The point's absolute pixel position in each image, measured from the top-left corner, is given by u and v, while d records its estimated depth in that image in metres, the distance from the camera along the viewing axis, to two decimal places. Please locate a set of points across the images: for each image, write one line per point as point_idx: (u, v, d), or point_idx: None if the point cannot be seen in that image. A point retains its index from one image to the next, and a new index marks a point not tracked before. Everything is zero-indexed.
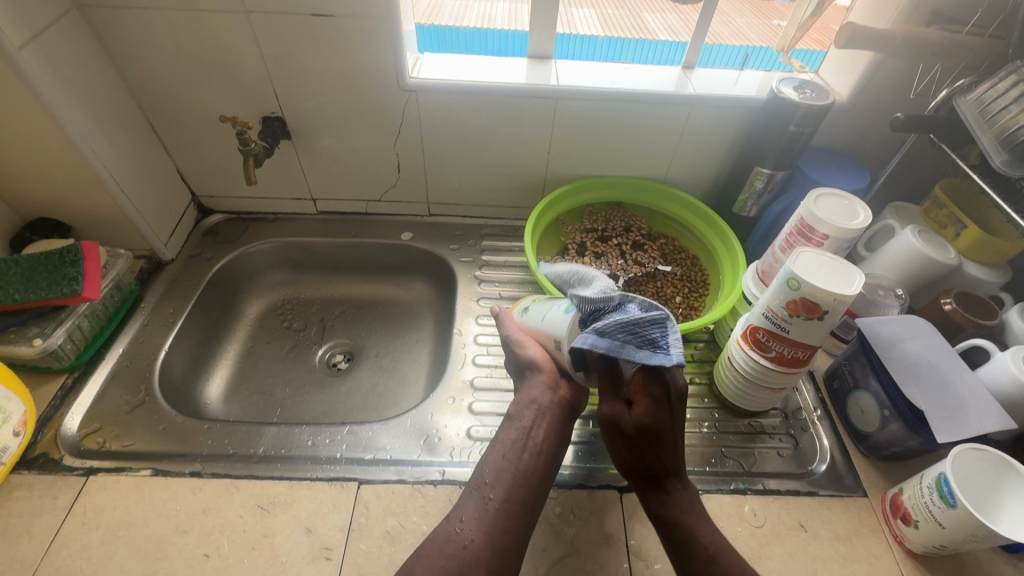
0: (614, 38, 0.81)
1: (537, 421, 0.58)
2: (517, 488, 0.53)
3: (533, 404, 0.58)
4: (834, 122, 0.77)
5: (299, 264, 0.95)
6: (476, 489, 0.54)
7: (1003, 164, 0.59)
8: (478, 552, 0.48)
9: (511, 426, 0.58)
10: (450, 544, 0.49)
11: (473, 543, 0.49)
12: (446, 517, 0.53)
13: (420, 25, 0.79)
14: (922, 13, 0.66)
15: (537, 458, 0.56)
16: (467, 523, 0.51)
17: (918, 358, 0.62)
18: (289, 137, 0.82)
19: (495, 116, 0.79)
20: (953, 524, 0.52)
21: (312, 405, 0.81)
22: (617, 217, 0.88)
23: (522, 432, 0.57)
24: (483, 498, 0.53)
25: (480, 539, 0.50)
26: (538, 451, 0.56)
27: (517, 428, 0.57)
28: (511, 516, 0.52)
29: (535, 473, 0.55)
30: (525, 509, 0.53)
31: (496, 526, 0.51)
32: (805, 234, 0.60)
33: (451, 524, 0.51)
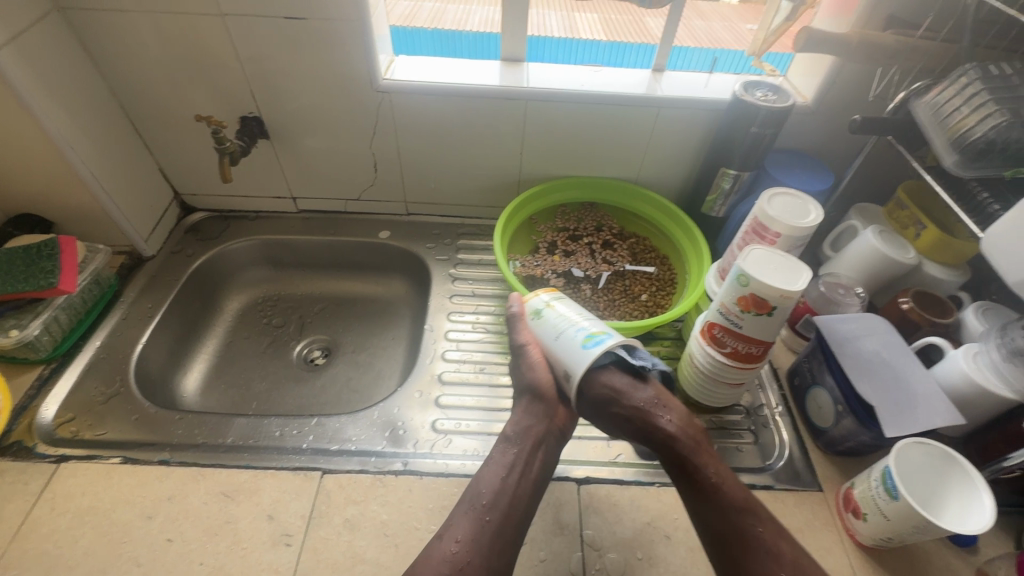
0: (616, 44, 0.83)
1: (534, 447, 0.59)
2: (514, 510, 0.55)
3: (530, 427, 0.60)
4: (799, 124, 0.78)
5: (279, 261, 0.97)
6: (472, 509, 0.55)
7: (954, 165, 0.60)
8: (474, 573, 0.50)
9: (507, 447, 0.59)
10: (445, 565, 0.50)
11: (469, 565, 0.50)
12: (439, 535, 0.53)
13: (423, 30, 0.81)
14: (879, 17, 0.67)
15: (533, 481, 0.58)
16: (464, 544, 0.52)
17: (872, 355, 0.63)
18: (267, 137, 0.84)
19: (468, 118, 0.81)
20: (896, 516, 0.54)
21: (287, 399, 0.82)
22: (589, 217, 0.91)
23: (519, 457, 0.58)
24: (480, 521, 0.53)
25: (476, 561, 0.51)
26: (533, 477, 0.58)
27: (514, 452, 0.59)
28: (506, 541, 0.53)
29: (530, 499, 0.56)
30: (518, 533, 0.54)
31: (490, 547, 0.52)
32: (758, 233, 0.62)
33: (445, 543, 0.52)
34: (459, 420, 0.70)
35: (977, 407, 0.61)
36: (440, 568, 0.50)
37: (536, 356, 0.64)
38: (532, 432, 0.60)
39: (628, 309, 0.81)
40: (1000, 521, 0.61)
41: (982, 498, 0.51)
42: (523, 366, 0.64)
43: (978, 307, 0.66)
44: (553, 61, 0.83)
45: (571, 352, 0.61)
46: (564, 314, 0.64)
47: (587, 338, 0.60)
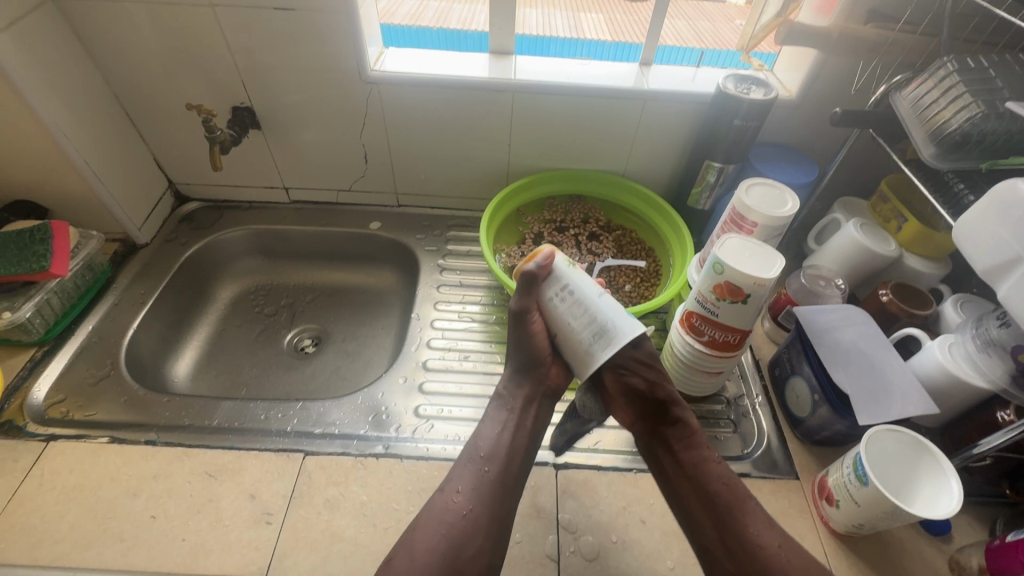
0: (624, 44, 0.84)
1: (525, 405, 0.61)
2: (512, 462, 0.57)
3: (521, 385, 0.62)
4: (784, 118, 0.79)
5: (271, 251, 0.98)
6: (472, 460, 0.57)
7: (932, 158, 0.59)
8: (476, 521, 0.52)
9: (500, 405, 0.61)
10: (448, 513, 0.52)
11: (472, 512, 0.53)
12: (441, 488, 0.55)
13: (429, 28, 0.83)
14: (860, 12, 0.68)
15: (528, 435, 0.60)
16: (466, 494, 0.54)
17: (850, 345, 0.63)
18: (258, 128, 0.86)
19: (457, 110, 0.82)
20: (866, 503, 0.54)
21: (276, 385, 0.83)
22: (576, 209, 0.92)
23: (512, 414, 0.60)
24: (479, 471, 0.56)
25: (478, 508, 0.53)
26: (525, 433, 0.60)
27: (507, 411, 0.61)
28: (506, 490, 0.55)
29: (526, 452, 0.58)
30: (517, 482, 0.56)
31: (492, 496, 0.54)
32: (737, 222, 0.63)
33: (447, 495, 0.54)
34: (442, 406, 0.71)
35: (951, 397, 0.61)
36: (444, 517, 0.52)
37: (536, 328, 0.62)
38: (524, 390, 0.62)
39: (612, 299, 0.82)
40: (973, 510, 0.61)
41: (952, 485, 0.51)
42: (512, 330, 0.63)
43: (956, 300, 0.67)
44: (559, 56, 0.84)
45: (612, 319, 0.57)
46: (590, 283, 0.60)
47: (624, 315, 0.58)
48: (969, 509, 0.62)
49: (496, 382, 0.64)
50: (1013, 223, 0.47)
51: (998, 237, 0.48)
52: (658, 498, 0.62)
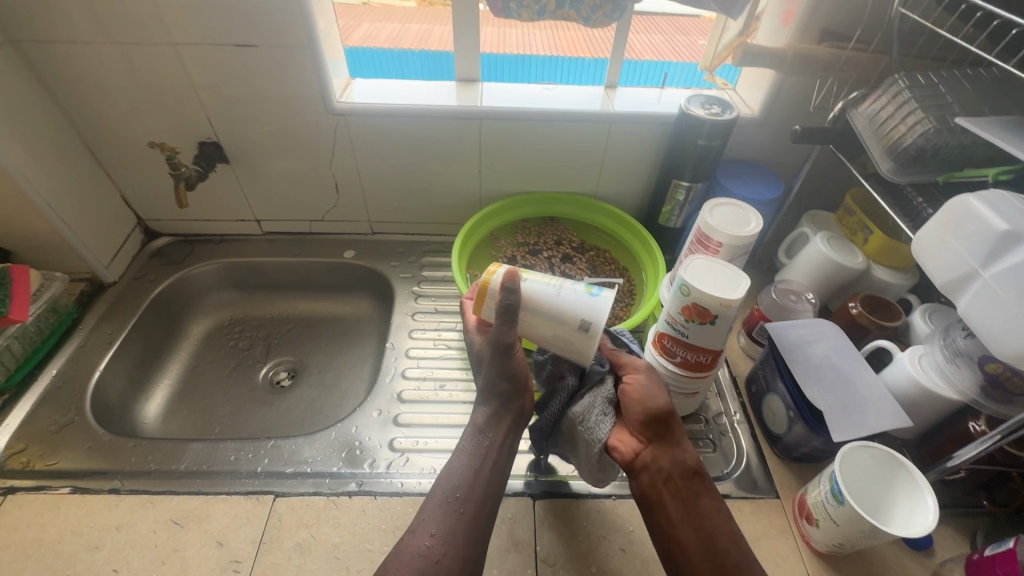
0: (600, 60, 0.84)
1: (503, 439, 0.57)
2: (484, 502, 0.53)
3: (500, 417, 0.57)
4: (748, 136, 0.80)
5: (245, 284, 0.97)
6: (443, 502, 0.52)
7: (890, 172, 0.60)
8: (451, 566, 0.48)
9: (477, 437, 0.56)
10: (418, 562, 0.48)
11: (445, 559, 0.48)
12: (410, 531, 0.51)
13: (410, 51, 0.83)
14: (814, 32, 0.70)
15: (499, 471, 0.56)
16: (438, 539, 0.50)
17: (821, 360, 0.63)
18: (226, 162, 0.85)
19: (426, 137, 0.82)
20: (844, 522, 0.54)
21: (250, 422, 0.82)
22: (549, 231, 0.92)
23: (488, 449, 0.56)
24: (453, 512, 0.51)
25: (451, 554, 0.49)
26: (500, 464, 0.56)
27: (486, 444, 0.56)
28: (479, 529, 0.51)
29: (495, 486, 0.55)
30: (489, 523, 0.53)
31: (466, 539, 0.50)
32: (703, 243, 0.64)
33: (418, 539, 0.50)
34: (418, 438, 0.70)
35: (924, 409, 0.61)
36: (415, 564, 0.48)
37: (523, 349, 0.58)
38: (496, 422, 0.57)
39: None
40: (954, 523, 0.61)
41: (926, 502, 0.51)
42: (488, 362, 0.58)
43: (925, 310, 0.67)
44: (539, 78, 0.85)
45: (574, 305, 0.55)
46: (542, 277, 0.57)
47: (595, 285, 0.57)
48: (949, 520, 0.61)
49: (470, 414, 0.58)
50: (967, 237, 0.47)
51: (954, 251, 0.49)
52: (637, 524, 0.61)
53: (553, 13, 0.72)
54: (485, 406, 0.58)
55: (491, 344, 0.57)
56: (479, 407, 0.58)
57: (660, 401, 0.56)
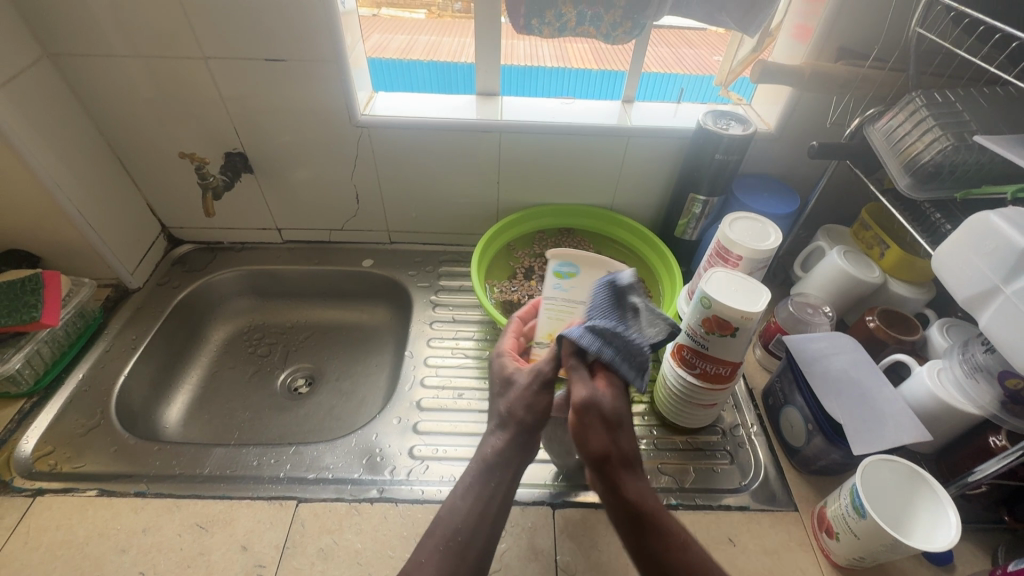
0: (610, 72, 0.86)
1: (512, 479, 0.53)
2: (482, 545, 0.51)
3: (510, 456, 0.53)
4: (764, 151, 0.81)
5: (264, 291, 0.98)
6: (445, 544, 0.50)
7: (907, 188, 0.61)
8: None
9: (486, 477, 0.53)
10: None
11: None
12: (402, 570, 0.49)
13: (419, 61, 0.85)
14: (831, 50, 0.71)
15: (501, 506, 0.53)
16: None
17: (840, 373, 0.64)
18: (251, 171, 0.87)
19: (447, 149, 0.84)
20: (866, 535, 0.54)
21: (268, 428, 0.83)
22: (566, 242, 0.93)
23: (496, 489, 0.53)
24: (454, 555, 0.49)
25: None
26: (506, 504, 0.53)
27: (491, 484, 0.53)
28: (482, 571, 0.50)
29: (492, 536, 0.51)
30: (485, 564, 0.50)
31: None
32: (722, 256, 0.65)
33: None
34: (437, 446, 0.70)
35: (943, 423, 0.62)
36: None
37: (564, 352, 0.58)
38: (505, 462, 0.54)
39: None
40: (974, 538, 0.61)
41: (947, 515, 0.51)
42: (520, 392, 0.55)
43: (942, 324, 0.68)
44: (547, 94, 0.87)
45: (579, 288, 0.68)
46: (553, 314, 0.66)
47: (562, 266, 0.70)
48: (969, 536, 0.61)
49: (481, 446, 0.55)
50: (987, 253, 0.48)
51: (975, 267, 0.49)
52: None
53: (573, 30, 0.74)
54: (500, 437, 0.54)
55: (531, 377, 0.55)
56: (494, 436, 0.55)
57: (593, 444, 0.47)
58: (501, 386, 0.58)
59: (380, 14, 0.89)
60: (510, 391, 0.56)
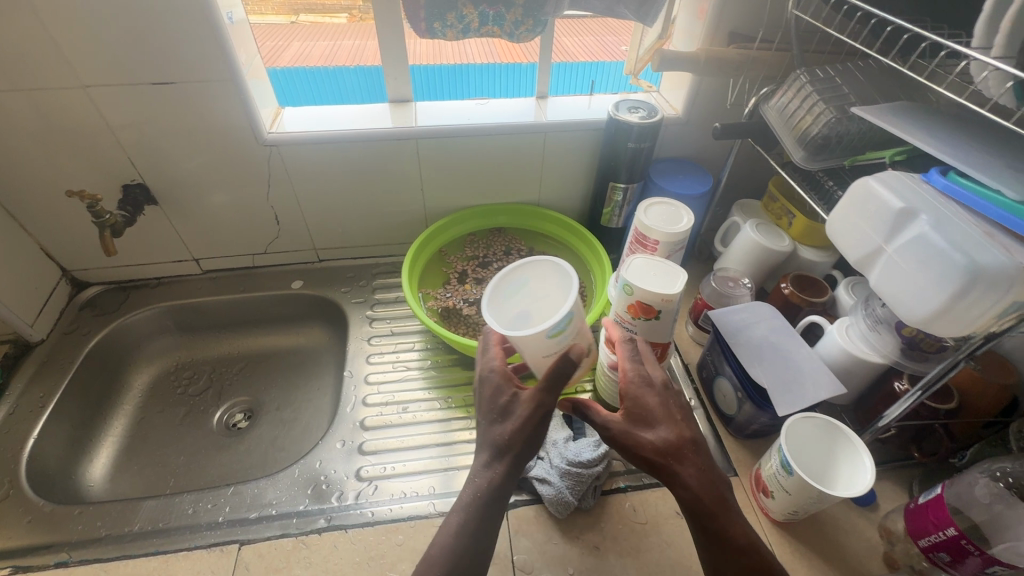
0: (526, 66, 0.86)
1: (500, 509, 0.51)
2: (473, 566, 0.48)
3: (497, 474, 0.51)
4: (675, 135, 0.84)
5: (188, 326, 0.93)
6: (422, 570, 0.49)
7: (803, 161, 0.65)
8: None
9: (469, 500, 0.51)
10: None
11: None
12: None
13: (346, 68, 0.82)
14: (724, 33, 0.74)
15: (483, 531, 0.50)
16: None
17: (761, 340, 0.67)
18: (155, 203, 0.82)
19: (364, 159, 0.82)
20: (796, 490, 0.57)
21: (207, 470, 0.79)
22: (498, 242, 0.93)
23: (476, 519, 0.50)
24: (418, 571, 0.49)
25: None
26: (491, 531, 0.51)
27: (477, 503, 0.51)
28: None
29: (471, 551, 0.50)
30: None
31: None
32: (641, 242, 0.66)
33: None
34: (385, 464, 0.69)
35: (856, 375, 0.66)
36: None
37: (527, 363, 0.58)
38: (497, 488, 0.51)
39: None
40: (892, 476, 0.66)
41: (863, 461, 0.56)
42: (520, 419, 0.53)
43: (848, 283, 0.73)
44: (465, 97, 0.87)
45: (543, 344, 0.54)
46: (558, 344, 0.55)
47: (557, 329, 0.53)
48: (888, 475, 0.66)
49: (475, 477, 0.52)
50: (870, 216, 0.52)
51: (860, 230, 0.53)
52: (608, 519, 0.63)
53: (478, 31, 0.74)
54: (495, 468, 0.52)
55: (531, 403, 0.53)
56: (489, 468, 0.52)
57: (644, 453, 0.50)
58: (500, 413, 0.54)
59: (299, 21, 0.84)
60: (510, 421, 0.53)
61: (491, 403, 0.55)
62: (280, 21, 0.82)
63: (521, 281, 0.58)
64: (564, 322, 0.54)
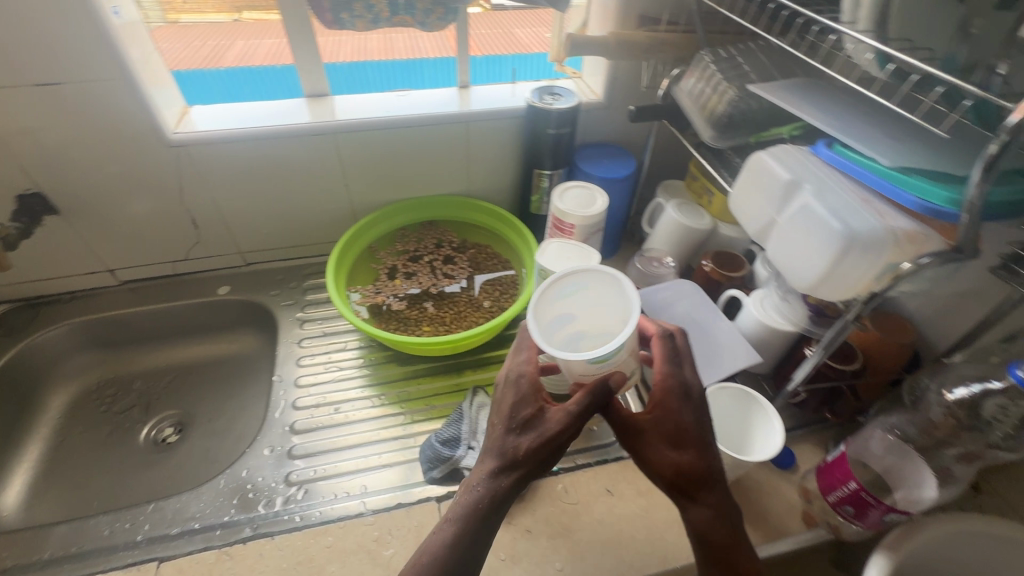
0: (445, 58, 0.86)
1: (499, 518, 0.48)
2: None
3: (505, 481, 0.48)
4: (597, 120, 0.85)
5: (108, 340, 0.88)
6: None
7: (712, 139, 0.67)
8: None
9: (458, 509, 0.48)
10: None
11: None
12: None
13: (264, 67, 0.81)
14: (633, 16, 0.75)
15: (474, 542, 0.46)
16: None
17: (682, 316, 0.70)
18: (56, 212, 0.77)
19: (281, 157, 0.79)
20: None
21: (133, 489, 0.76)
22: (430, 235, 0.92)
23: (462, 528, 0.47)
24: None
25: None
26: (484, 545, 0.47)
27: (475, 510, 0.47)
28: None
29: None
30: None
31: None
32: (559, 227, 0.67)
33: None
34: (315, 467, 0.68)
35: (772, 345, 0.69)
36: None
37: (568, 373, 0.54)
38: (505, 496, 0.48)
39: (473, 318, 0.83)
40: (810, 439, 0.69)
41: (773, 426, 0.58)
42: (544, 429, 0.49)
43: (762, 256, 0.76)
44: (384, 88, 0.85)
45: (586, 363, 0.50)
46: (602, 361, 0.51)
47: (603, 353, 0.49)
48: (806, 438, 0.69)
49: (482, 484, 0.48)
50: (764, 189, 0.54)
51: (756, 202, 0.55)
52: (540, 502, 0.64)
53: (389, 21, 0.73)
54: (506, 476, 0.48)
55: (561, 417, 0.48)
56: (496, 478, 0.48)
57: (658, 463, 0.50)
58: (520, 425, 0.50)
59: (242, 19, 0.79)
60: (534, 433, 0.49)
61: (512, 411, 0.51)
62: (222, 18, 0.78)
63: (579, 286, 0.54)
64: (611, 351, 0.49)
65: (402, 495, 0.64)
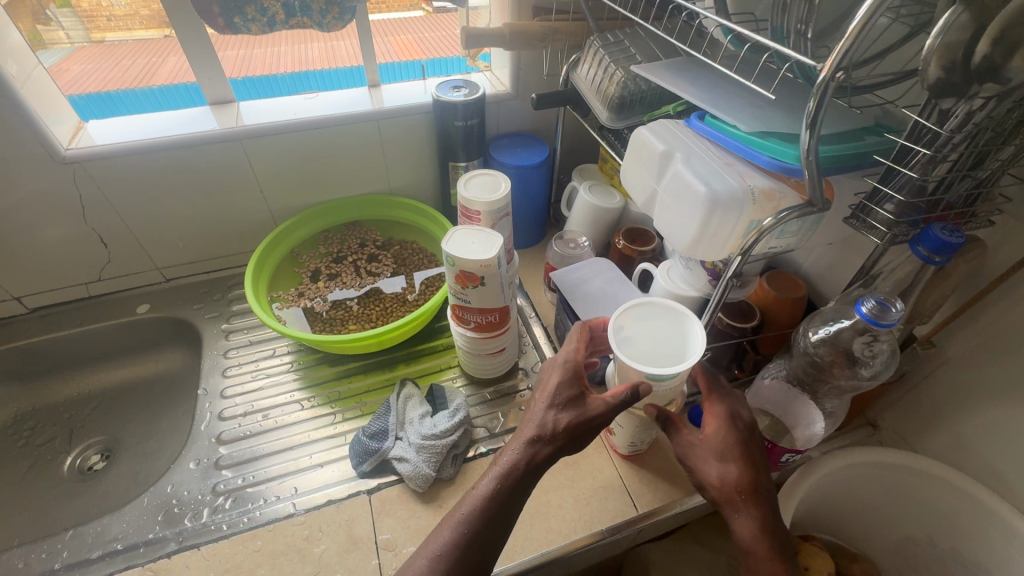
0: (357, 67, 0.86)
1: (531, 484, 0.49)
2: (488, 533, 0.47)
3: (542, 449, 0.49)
4: (507, 110, 0.88)
5: (21, 373, 0.84)
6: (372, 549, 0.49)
7: (609, 120, 0.70)
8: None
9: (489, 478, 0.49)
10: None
11: None
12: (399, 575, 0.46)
13: (173, 86, 0.79)
14: (528, 8, 0.78)
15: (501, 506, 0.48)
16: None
17: (596, 292, 0.72)
18: None
19: (187, 168, 0.78)
20: (629, 422, 0.62)
21: (57, 522, 0.73)
22: (353, 235, 0.92)
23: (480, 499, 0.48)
24: None
25: None
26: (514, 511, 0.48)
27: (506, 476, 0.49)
28: None
29: None
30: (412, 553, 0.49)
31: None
32: (468, 216, 0.69)
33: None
34: (244, 475, 0.67)
35: None
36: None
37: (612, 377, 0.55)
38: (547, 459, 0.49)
39: (399, 312, 0.84)
40: None
41: None
42: (587, 407, 0.49)
43: None
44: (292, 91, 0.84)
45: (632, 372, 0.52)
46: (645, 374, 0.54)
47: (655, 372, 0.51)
48: None
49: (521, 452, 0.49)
50: (644, 162, 0.57)
51: (640, 177, 0.59)
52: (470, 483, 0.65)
53: (285, 23, 0.74)
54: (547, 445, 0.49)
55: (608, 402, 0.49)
56: (530, 447, 0.49)
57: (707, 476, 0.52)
58: (563, 403, 0.50)
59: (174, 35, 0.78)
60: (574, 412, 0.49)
61: (556, 390, 0.51)
62: (151, 35, 0.77)
63: (649, 314, 0.57)
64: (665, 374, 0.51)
65: (331, 492, 0.64)
